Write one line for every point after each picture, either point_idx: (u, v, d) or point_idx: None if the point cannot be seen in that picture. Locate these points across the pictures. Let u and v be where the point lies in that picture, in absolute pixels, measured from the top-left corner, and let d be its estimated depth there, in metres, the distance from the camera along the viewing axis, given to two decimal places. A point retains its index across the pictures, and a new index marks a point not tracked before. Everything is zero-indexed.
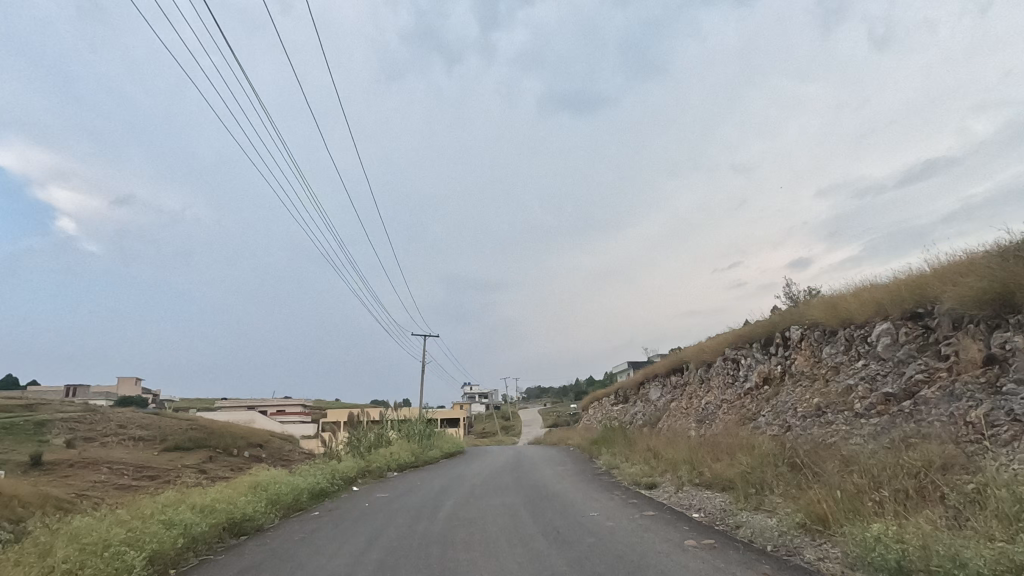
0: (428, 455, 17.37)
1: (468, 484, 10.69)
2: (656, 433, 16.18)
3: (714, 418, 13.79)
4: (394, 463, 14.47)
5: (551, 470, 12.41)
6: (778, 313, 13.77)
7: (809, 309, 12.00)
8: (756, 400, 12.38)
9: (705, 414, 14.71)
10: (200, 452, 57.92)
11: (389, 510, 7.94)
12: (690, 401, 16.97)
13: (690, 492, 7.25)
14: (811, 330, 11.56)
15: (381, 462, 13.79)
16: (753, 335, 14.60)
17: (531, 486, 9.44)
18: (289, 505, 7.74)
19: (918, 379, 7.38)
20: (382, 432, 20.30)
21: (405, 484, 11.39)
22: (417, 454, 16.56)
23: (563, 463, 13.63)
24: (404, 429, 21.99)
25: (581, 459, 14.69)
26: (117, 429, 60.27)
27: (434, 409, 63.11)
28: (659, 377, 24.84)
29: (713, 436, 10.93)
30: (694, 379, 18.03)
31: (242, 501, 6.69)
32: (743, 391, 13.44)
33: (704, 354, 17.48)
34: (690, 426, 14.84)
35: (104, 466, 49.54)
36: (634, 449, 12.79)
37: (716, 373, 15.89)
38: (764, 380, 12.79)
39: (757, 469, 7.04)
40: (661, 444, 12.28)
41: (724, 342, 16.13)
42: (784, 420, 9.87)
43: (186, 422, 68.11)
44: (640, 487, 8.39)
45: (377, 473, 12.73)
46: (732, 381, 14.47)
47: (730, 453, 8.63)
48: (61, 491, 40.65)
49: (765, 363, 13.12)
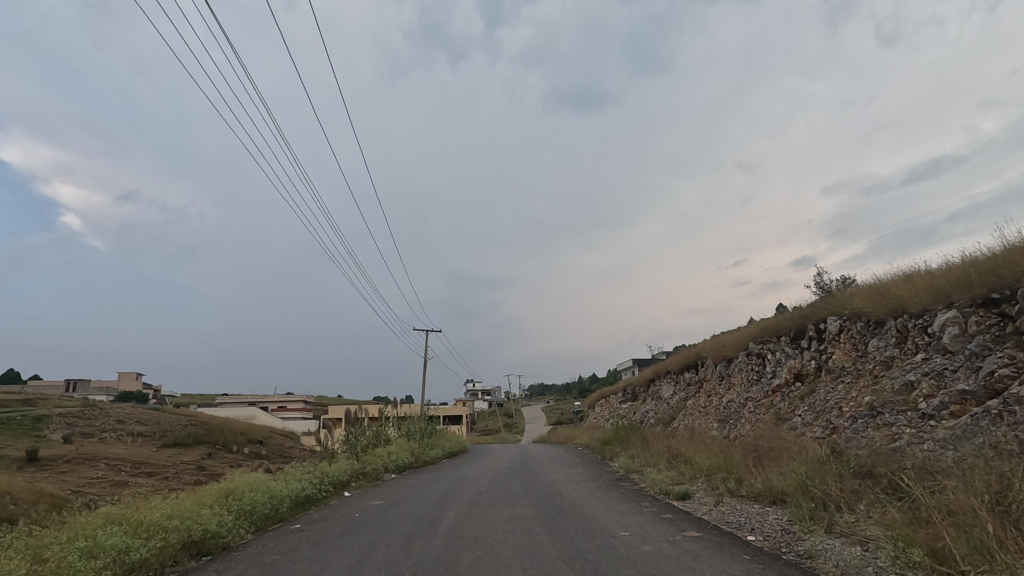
0: (429, 455, 16.27)
1: (471, 489, 9.60)
2: (673, 433, 15.06)
3: (739, 418, 12.66)
4: (391, 464, 13.36)
5: (562, 474, 11.31)
6: (811, 304, 12.62)
7: (850, 298, 10.85)
8: (788, 398, 11.26)
9: (728, 414, 13.58)
10: (199, 449, 57.08)
11: (382, 523, 6.88)
12: (709, 399, 15.83)
13: (734, 507, 6.14)
14: (851, 321, 10.43)
15: (377, 463, 12.70)
16: (780, 328, 13.46)
17: (543, 494, 8.34)
18: (266, 516, 6.69)
19: (1003, 375, 6.28)
20: (380, 429, 19.22)
21: (402, 489, 10.30)
22: (416, 454, 15.48)
23: (575, 466, 12.54)
24: (404, 427, 20.91)
25: (593, 461, 13.60)
26: (115, 424, 59.49)
27: (436, 406, 61.98)
28: (670, 373, 23.69)
29: (744, 439, 9.80)
30: (711, 376, 16.91)
31: (207, 513, 5.65)
32: (771, 389, 12.33)
33: (724, 349, 16.33)
34: (712, 427, 13.71)
35: (101, 462, 48.72)
36: (654, 452, 11.68)
37: (738, 369, 14.77)
38: (796, 377, 11.66)
39: (815, 479, 5.95)
40: (684, 447, 11.16)
41: (747, 336, 14.98)
42: (828, 422, 8.75)
43: (186, 417, 67.42)
44: (670, 497, 7.28)
45: (372, 476, 11.63)
46: (758, 378, 13.35)
47: (772, 460, 7.54)
48: (56, 487, 39.88)
49: (796, 359, 11.99)
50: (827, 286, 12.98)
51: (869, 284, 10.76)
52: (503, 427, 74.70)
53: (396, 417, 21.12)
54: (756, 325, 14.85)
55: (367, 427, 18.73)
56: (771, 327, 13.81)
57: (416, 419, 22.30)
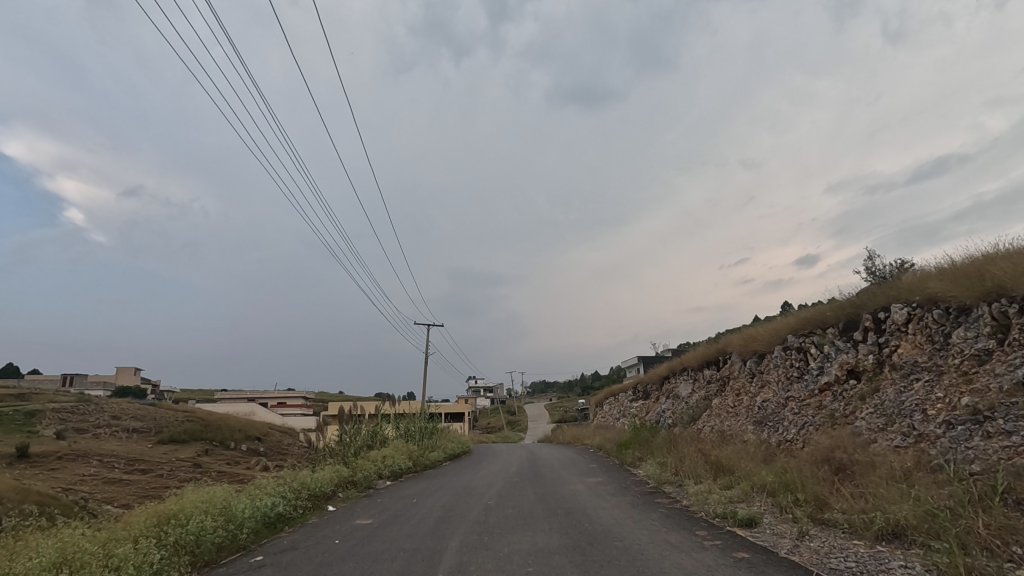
0: (429, 458, 14.75)
1: (478, 505, 8.09)
2: (702, 439, 13.59)
3: (781, 422, 11.13)
4: (386, 470, 11.87)
5: (581, 485, 9.78)
6: (864, 290, 11.11)
7: (921, 283, 9.31)
8: (844, 398, 9.75)
9: (766, 416, 12.06)
10: (195, 446, 55.82)
11: (368, 556, 5.42)
12: (739, 399, 14.31)
13: (832, 547, 4.60)
14: (925, 310, 8.89)
15: (370, 468, 11.17)
16: (824, 318, 11.94)
17: (567, 513, 6.86)
18: (221, 547, 5.23)
19: None
20: (377, 428, 17.72)
21: (397, 502, 8.82)
22: (415, 457, 13.96)
23: (595, 474, 11.02)
24: (402, 426, 19.40)
25: (614, 468, 12.10)
26: (110, 420, 58.23)
27: (438, 403, 60.58)
28: (688, 370, 22.15)
29: (803, 450, 8.25)
30: (740, 373, 15.37)
31: (127, 552, 4.19)
32: (818, 387, 10.80)
33: (755, 343, 14.79)
34: (747, 431, 12.19)
35: (93, 459, 47.47)
36: (687, 461, 10.17)
37: (774, 366, 13.24)
38: (850, 375, 10.14)
39: (943, 509, 4.44)
40: (723, 455, 9.67)
41: (782, 329, 13.45)
42: (909, 429, 7.23)
43: (184, 412, 66.28)
44: (731, 523, 5.80)
45: (363, 485, 10.13)
46: (800, 375, 11.84)
47: (858, 480, 6.00)
48: (45, 486, 38.62)
49: (849, 353, 10.45)
50: (880, 272, 11.47)
51: (944, 266, 9.24)
52: (506, 425, 73.45)
53: (394, 415, 19.60)
54: (793, 317, 13.33)
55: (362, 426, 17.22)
56: (812, 317, 12.26)
57: (416, 417, 20.78)
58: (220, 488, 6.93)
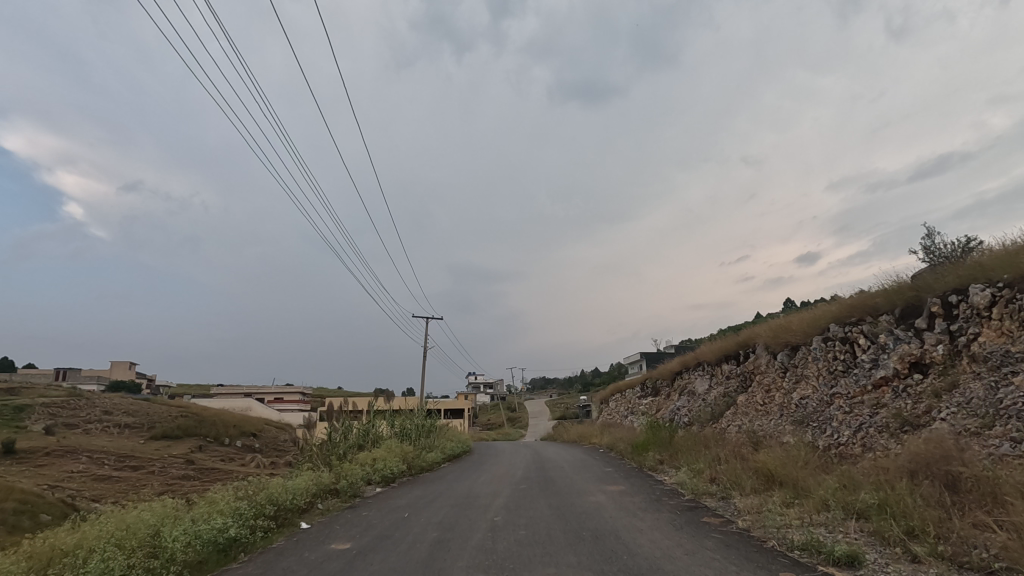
0: (426, 460, 13.32)
1: (482, 523, 6.66)
2: (731, 442, 12.16)
3: (830, 423, 9.71)
4: (376, 475, 10.46)
5: (603, 496, 8.34)
6: (927, 271, 9.65)
7: (1009, 260, 7.86)
8: (910, 396, 8.32)
9: (807, 417, 10.65)
10: (188, 442, 54.51)
11: None
12: (771, 396, 12.88)
13: None
14: (1016, 291, 7.45)
15: (357, 474, 9.73)
16: (875, 305, 10.50)
17: (595, 541, 5.43)
18: None
19: None
20: (369, 426, 16.32)
21: (385, 518, 7.40)
22: (411, 459, 12.54)
23: (616, 482, 9.58)
24: (398, 422, 17.99)
25: (635, 474, 10.68)
26: (101, 415, 56.97)
27: (437, 399, 59.18)
28: (703, 365, 20.72)
29: (879, 463, 6.81)
30: (769, 367, 13.94)
31: None
32: (874, 382, 9.37)
33: (787, 334, 13.36)
34: (785, 433, 10.78)
35: (82, 455, 46.18)
36: (726, 469, 8.75)
37: (812, 360, 11.82)
38: (914, 368, 8.72)
39: None
40: (770, 462, 8.24)
41: (821, 317, 12.02)
42: (1020, 434, 5.82)
43: (178, 408, 64.99)
44: (819, 560, 4.39)
45: (347, 493, 8.71)
46: (846, 369, 10.40)
47: (985, 502, 4.58)
48: (30, 483, 37.33)
49: (911, 344, 9.02)
50: (942, 251, 10.02)
51: None
52: (507, 422, 72.15)
53: (389, 412, 18.19)
54: (834, 305, 11.89)
55: (352, 424, 15.82)
56: (859, 304, 10.82)
57: (413, 415, 19.35)
58: (156, 508, 5.51)
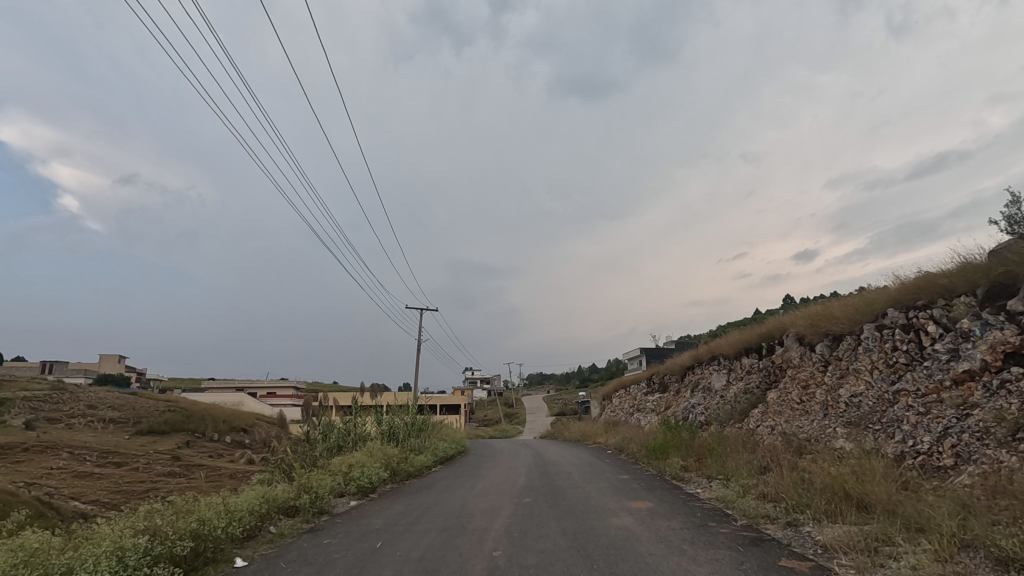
0: (413, 465, 11.60)
1: (477, 563, 4.94)
2: (768, 446, 10.49)
3: (898, 427, 8.02)
4: (351, 485, 8.72)
5: (629, 518, 6.58)
6: (1019, 242, 7.99)
7: None
8: (1015, 394, 6.64)
9: (862, 418, 8.96)
10: (175, 437, 52.76)
11: None
12: (811, 394, 11.19)
13: None
14: None
15: (326, 484, 7.98)
16: (947, 286, 8.82)
17: None
18: None
19: None
20: (351, 425, 14.59)
21: (351, 549, 5.69)
22: (395, 464, 10.82)
23: (641, 497, 7.87)
24: (386, 419, 16.26)
25: (659, 485, 8.99)
26: (85, 410, 55.17)
27: (432, 395, 57.48)
28: (720, 359, 19.07)
29: (1008, 485, 5.11)
30: (805, 360, 12.24)
31: None
32: (956, 378, 7.68)
33: (828, 323, 11.67)
34: (836, 438, 9.09)
35: (63, 451, 44.40)
36: (780, 484, 7.05)
37: (864, 352, 10.13)
38: (1012, 360, 7.05)
39: None
40: (840, 477, 6.54)
41: (875, 302, 10.32)
42: None
43: (166, 402, 63.13)
44: None
45: (309, 512, 6.98)
46: (914, 362, 8.72)
47: None
48: (4, 480, 35.54)
49: (1004, 330, 7.35)
50: None
51: None
52: (505, 419, 70.64)
53: (376, 408, 16.46)
54: (890, 287, 10.22)
55: (332, 422, 14.08)
56: (926, 284, 9.15)
57: (402, 411, 17.59)
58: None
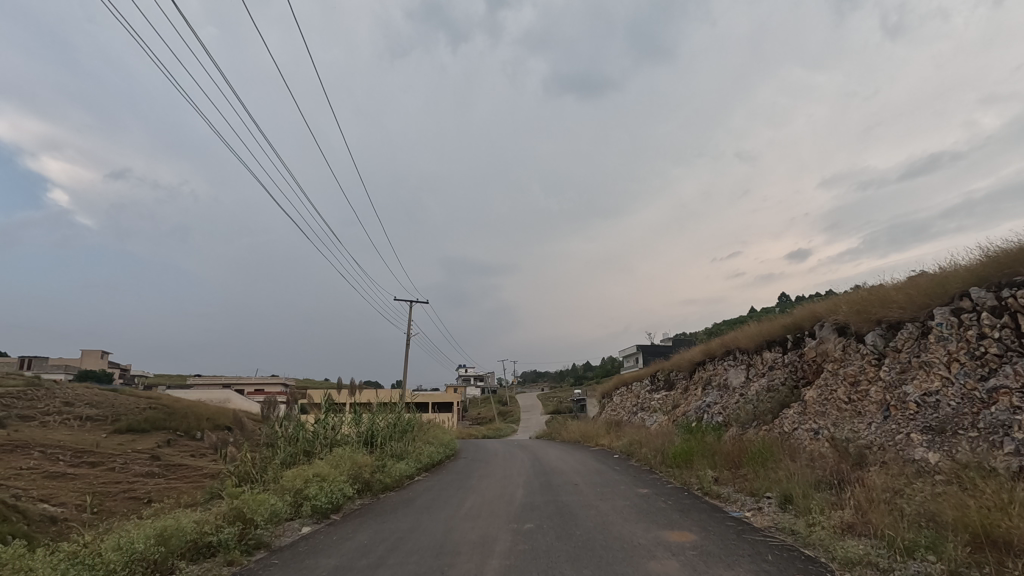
0: (391, 476, 9.75)
1: None
2: (818, 456, 8.71)
3: (1005, 434, 6.24)
4: (303, 506, 6.86)
5: (673, 562, 4.75)
6: None
7: None
8: None
9: (947, 423, 7.16)
10: (156, 435, 50.66)
11: None
12: (863, 392, 9.39)
13: None
14: None
15: (267, 508, 6.10)
16: None
17: None
18: None
19: None
20: (323, 428, 12.73)
21: None
22: (366, 476, 8.95)
23: (677, 526, 6.02)
24: (365, 420, 14.40)
25: (693, 506, 7.19)
26: (61, 407, 52.94)
27: (425, 393, 55.62)
28: (737, 354, 17.31)
29: None
30: (851, 354, 10.45)
31: None
32: None
33: (881, 310, 9.90)
34: (913, 449, 7.28)
35: (35, 451, 42.19)
36: (870, 511, 5.24)
37: (935, 342, 8.33)
38: None
39: None
40: (966, 507, 4.70)
41: (949, 283, 8.56)
42: None
43: (148, 399, 60.94)
44: None
45: (234, 551, 5.10)
46: (1015, 354, 6.94)
47: None
48: None
49: None
50: None
51: None
52: (499, 417, 68.92)
53: (355, 407, 14.60)
54: (969, 264, 8.45)
55: (300, 422, 12.20)
56: None
57: (384, 411, 15.71)
58: None
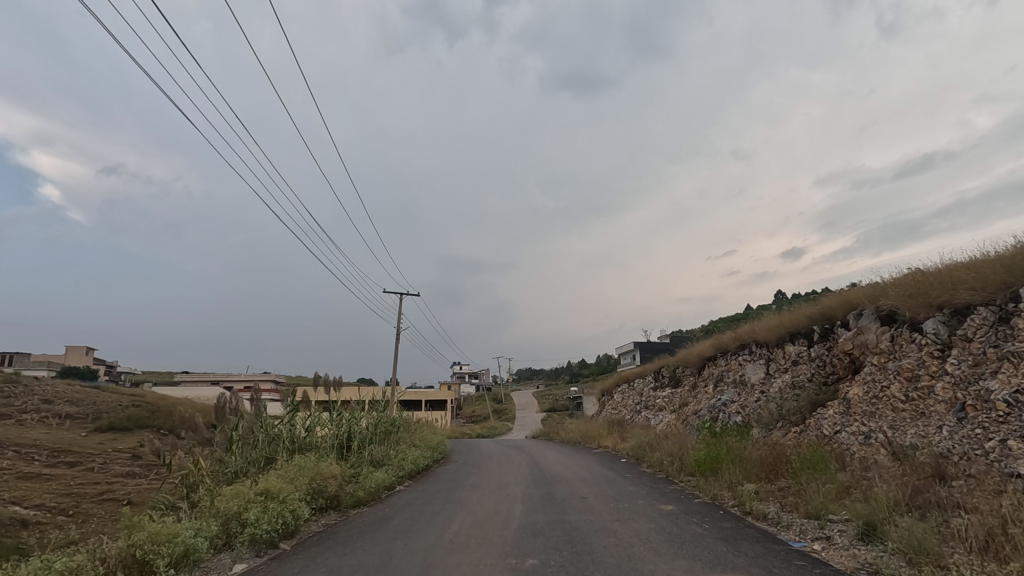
0: (365, 488, 8.20)
1: None
2: (879, 466, 7.19)
3: None
4: (241, 536, 5.30)
5: None
6: None
7: None
8: None
9: None
10: (140, 434, 48.87)
11: None
12: (927, 389, 7.88)
13: None
14: None
15: (182, 543, 4.55)
16: None
17: None
18: None
19: None
20: (292, 428, 11.14)
21: None
22: (333, 490, 7.37)
23: (731, 568, 4.50)
24: (344, 419, 12.82)
25: (740, 533, 5.67)
26: (40, 406, 50.97)
27: (419, 390, 53.95)
28: (754, 347, 15.78)
29: None
30: (904, 344, 8.93)
31: None
32: None
33: (945, 294, 8.41)
34: (1015, 462, 5.80)
35: (9, 451, 40.31)
36: (1011, 557, 3.75)
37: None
38: None
39: None
40: None
41: None
42: None
43: (133, 396, 59.08)
44: None
45: None
46: None
47: None
48: None
49: None
50: None
51: None
52: (495, 415, 67.30)
53: (332, 405, 13.03)
54: None
55: (265, 421, 10.62)
56: None
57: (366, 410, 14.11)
58: None
